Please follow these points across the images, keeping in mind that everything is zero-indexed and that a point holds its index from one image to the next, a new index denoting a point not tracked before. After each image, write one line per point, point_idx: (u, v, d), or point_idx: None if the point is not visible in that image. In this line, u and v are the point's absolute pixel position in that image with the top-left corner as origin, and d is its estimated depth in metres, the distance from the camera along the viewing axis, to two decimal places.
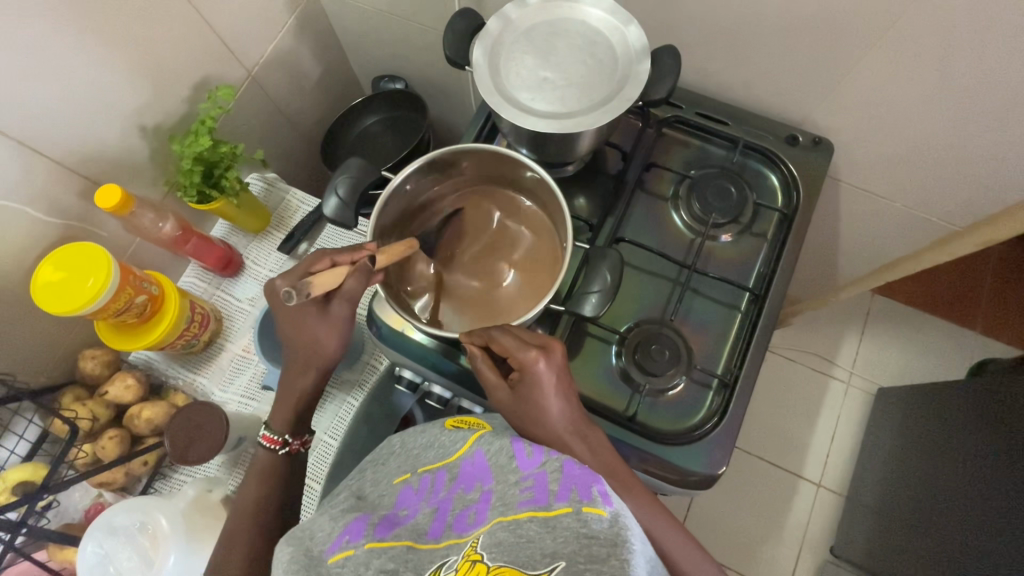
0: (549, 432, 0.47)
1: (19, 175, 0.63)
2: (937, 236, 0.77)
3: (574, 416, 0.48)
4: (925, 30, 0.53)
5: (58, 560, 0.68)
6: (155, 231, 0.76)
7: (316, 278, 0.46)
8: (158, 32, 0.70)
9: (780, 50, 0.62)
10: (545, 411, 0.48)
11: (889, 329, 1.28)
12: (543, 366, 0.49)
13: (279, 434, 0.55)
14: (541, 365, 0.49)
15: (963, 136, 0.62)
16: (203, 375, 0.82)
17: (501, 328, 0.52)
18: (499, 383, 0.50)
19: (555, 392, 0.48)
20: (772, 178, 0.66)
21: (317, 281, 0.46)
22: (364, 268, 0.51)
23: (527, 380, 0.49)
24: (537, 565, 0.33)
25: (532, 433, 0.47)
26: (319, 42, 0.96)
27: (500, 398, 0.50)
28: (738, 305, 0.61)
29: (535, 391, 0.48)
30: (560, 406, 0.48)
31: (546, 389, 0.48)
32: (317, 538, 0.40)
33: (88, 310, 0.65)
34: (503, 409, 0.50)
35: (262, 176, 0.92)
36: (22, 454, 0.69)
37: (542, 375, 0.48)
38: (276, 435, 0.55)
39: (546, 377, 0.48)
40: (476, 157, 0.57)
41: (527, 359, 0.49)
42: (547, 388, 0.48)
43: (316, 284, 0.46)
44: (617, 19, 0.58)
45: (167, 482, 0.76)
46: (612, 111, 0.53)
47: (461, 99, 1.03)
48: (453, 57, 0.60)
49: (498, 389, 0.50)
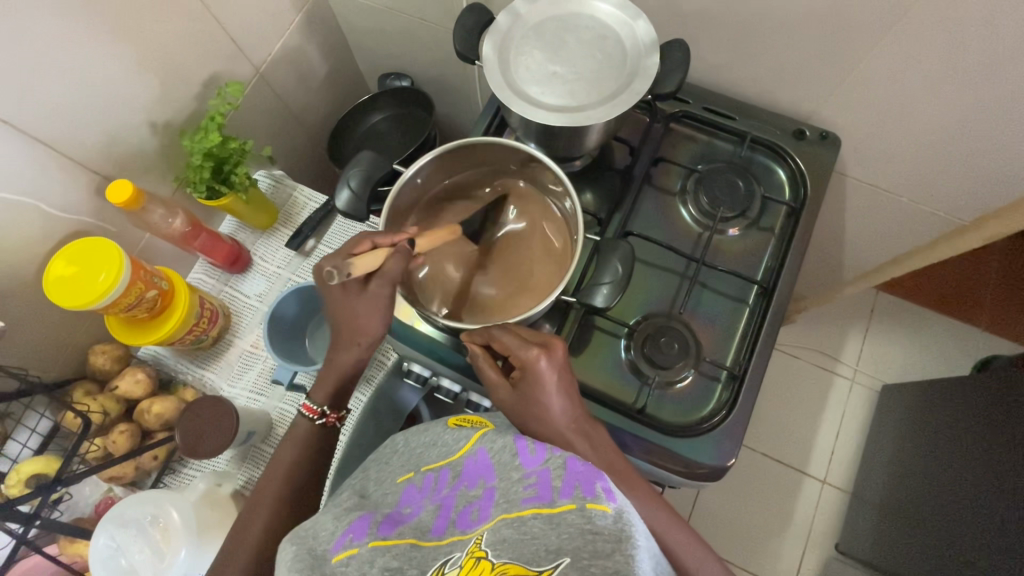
0: (551, 431, 0.47)
1: (31, 171, 0.64)
2: (943, 231, 0.77)
3: (576, 414, 0.48)
4: (932, 24, 0.53)
5: (69, 553, 0.69)
6: (166, 227, 0.76)
7: (356, 261, 0.48)
8: (167, 29, 0.70)
9: (787, 45, 0.62)
10: (547, 410, 0.48)
11: (894, 326, 1.28)
12: (544, 364, 0.48)
13: (318, 405, 0.58)
14: (543, 363, 0.48)
15: (968, 131, 0.62)
16: (212, 371, 0.82)
17: (502, 326, 0.52)
18: (500, 382, 0.51)
19: (556, 390, 0.48)
20: (779, 173, 0.66)
21: (358, 263, 0.49)
22: (404, 250, 0.53)
23: (529, 379, 0.48)
24: (541, 561, 0.34)
25: (534, 431, 0.48)
26: (325, 40, 0.96)
27: (502, 397, 0.50)
28: (746, 300, 0.61)
29: (537, 389, 0.48)
30: (561, 404, 0.48)
31: (548, 388, 0.48)
32: (320, 538, 0.40)
33: (99, 304, 0.66)
34: (505, 407, 0.50)
35: (270, 172, 0.92)
36: (34, 448, 0.69)
37: (543, 374, 0.48)
38: (315, 405, 0.58)
39: (547, 375, 0.48)
40: (486, 151, 0.58)
41: (528, 358, 0.49)
42: (549, 386, 0.48)
43: (355, 266, 0.48)
44: (626, 13, 0.58)
45: (177, 477, 0.76)
46: (622, 104, 0.54)
47: (466, 96, 1.03)
48: (462, 51, 0.61)
49: (499, 387, 0.51)
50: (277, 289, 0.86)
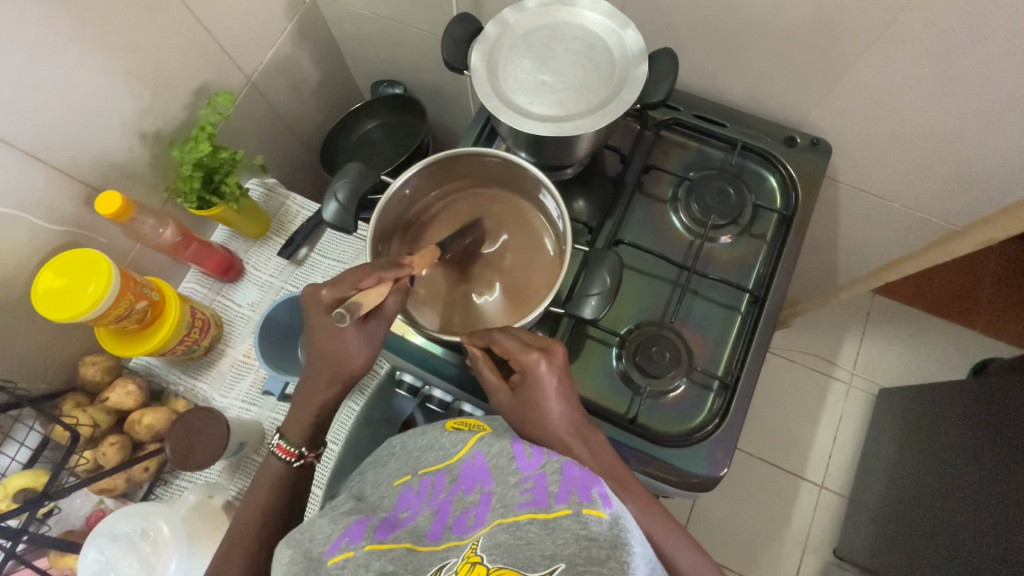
0: (548, 433, 0.46)
1: (19, 183, 0.63)
2: (936, 236, 0.77)
3: (575, 418, 0.48)
4: (922, 30, 0.53)
5: (59, 567, 0.69)
6: (156, 237, 0.76)
7: (364, 298, 0.48)
8: (156, 39, 0.70)
9: (776, 52, 0.62)
10: (545, 413, 0.47)
11: (890, 329, 1.28)
12: (544, 368, 0.48)
13: (296, 446, 0.53)
14: (543, 366, 0.48)
15: (959, 137, 0.62)
16: (203, 381, 0.82)
17: (502, 329, 0.51)
18: (500, 384, 0.50)
19: (556, 394, 0.48)
20: (770, 180, 0.66)
21: (365, 300, 0.49)
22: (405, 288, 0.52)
23: (528, 382, 0.48)
24: (536, 567, 0.32)
25: (530, 433, 0.47)
26: (317, 47, 0.96)
27: (501, 399, 0.50)
28: (737, 307, 0.61)
29: (536, 392, 0.48)
30: (560, 408, 0.48)
31: (548, 391, 0.48)
32: (316, 540, 0.40)
33: (88, 317, 0.65)
34: (503, 410, 0.49)
35: (262, 181, 0.92)
36: (23, 461, 0.69)
37: (543, 377, 0.48)
38: (291, 446, 0.53)
39: (547, 379, 0.48)
40: (476, 163, 0.58)
41: (529, 362, 0.48)
42: (549, 389, 0.48)
43: (364, 303, 0.48)
44: (615, 22, 0.58)
45: (168, 489, 0.75)
46: (610, 113, 0.53)
47: (460, 102, 1.03)
48: (450, 61, 0.60)
49: (498, 390, 0.50)
50: (269, 298, 0.86)
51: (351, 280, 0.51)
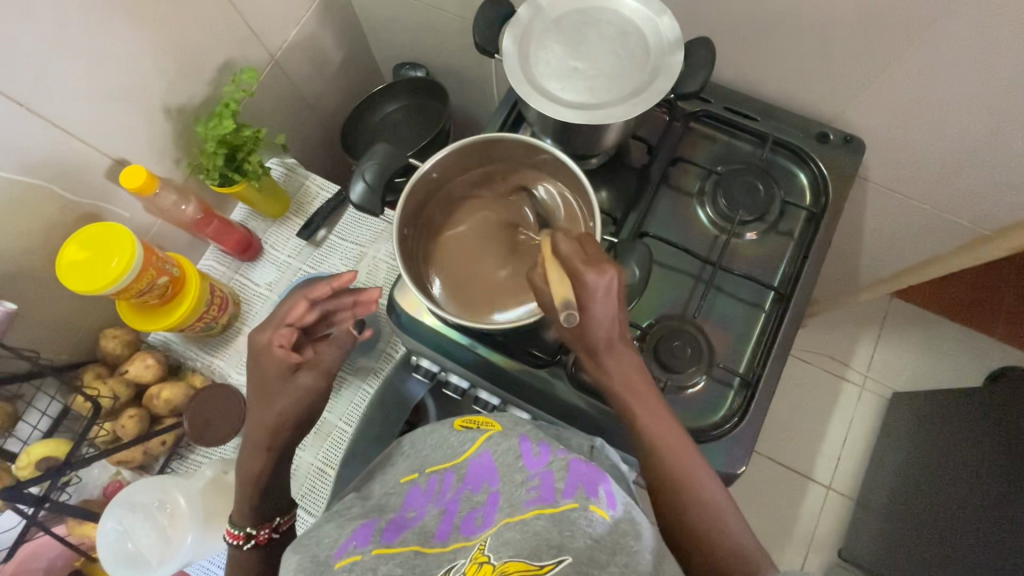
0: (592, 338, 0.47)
1: (45, 153, 0.63)
2: (965, 240, 0.76)
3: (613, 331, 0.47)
4: (967, 27, 0.52)
5: (77, 535, 0.71)
6: (178, 213, 0.76)
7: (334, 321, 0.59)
8: (183, 12, 0.70)
9: (813, 45, 0.61)
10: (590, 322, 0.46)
11: (907, 332, 1.26)
12: (590, 279, 0.45)
13: (240, 527, 0.53)
14: (591, 280, 0.45)
15: (996, 139, 0.60)
16: (221, 359, 0.81)
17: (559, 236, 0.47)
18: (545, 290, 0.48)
19: (601, 306, 0.45)
20: (800, 176, 0.65)
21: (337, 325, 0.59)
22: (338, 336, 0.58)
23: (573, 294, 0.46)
24: (543, 557, 0.32)
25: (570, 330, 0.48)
26: (340, 27, 0.95)
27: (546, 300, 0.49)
28: (762, 305, 0.61)
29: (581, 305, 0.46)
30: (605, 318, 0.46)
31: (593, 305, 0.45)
32: (323, 543, 0.38)
33: (111, 290, 0.66)
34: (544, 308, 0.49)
35: (282, 161, 0.92)
36: (45, 430, 0.70)
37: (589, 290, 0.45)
38: (237, 530, 0.53)
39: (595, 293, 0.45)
40: (501, 148, 0.57)
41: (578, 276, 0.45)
42: (599, 297, 0.45)
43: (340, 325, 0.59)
44: (651, 9, 0.57)
45: (184, 462, 0.76)
46: (642, 103, 0.52)
47: (482, 86, 1.02)
48: (481, 43, 0.59)
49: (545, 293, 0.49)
50: (287, 278, 0.85)
51: (281, 314, 0.55)
